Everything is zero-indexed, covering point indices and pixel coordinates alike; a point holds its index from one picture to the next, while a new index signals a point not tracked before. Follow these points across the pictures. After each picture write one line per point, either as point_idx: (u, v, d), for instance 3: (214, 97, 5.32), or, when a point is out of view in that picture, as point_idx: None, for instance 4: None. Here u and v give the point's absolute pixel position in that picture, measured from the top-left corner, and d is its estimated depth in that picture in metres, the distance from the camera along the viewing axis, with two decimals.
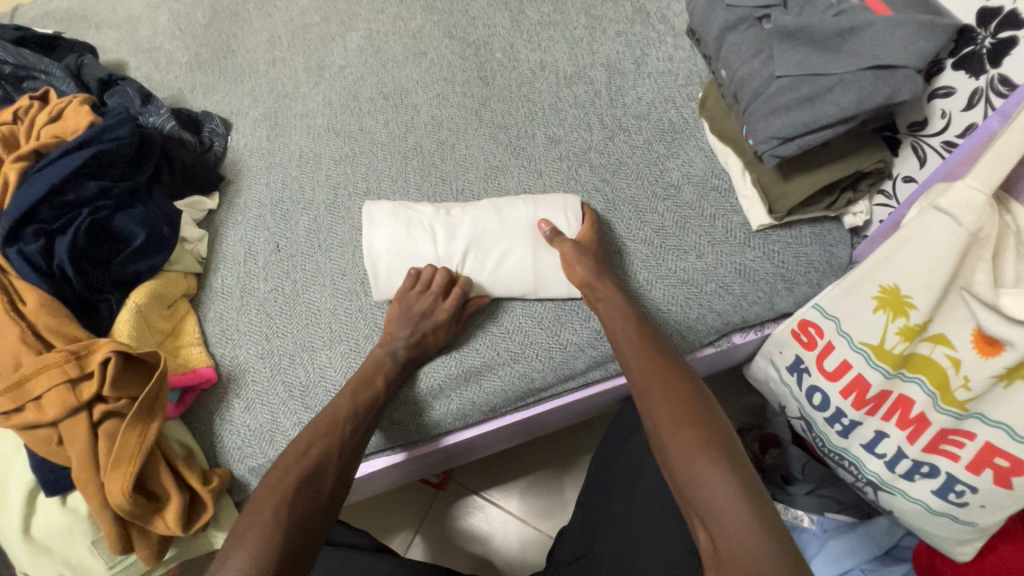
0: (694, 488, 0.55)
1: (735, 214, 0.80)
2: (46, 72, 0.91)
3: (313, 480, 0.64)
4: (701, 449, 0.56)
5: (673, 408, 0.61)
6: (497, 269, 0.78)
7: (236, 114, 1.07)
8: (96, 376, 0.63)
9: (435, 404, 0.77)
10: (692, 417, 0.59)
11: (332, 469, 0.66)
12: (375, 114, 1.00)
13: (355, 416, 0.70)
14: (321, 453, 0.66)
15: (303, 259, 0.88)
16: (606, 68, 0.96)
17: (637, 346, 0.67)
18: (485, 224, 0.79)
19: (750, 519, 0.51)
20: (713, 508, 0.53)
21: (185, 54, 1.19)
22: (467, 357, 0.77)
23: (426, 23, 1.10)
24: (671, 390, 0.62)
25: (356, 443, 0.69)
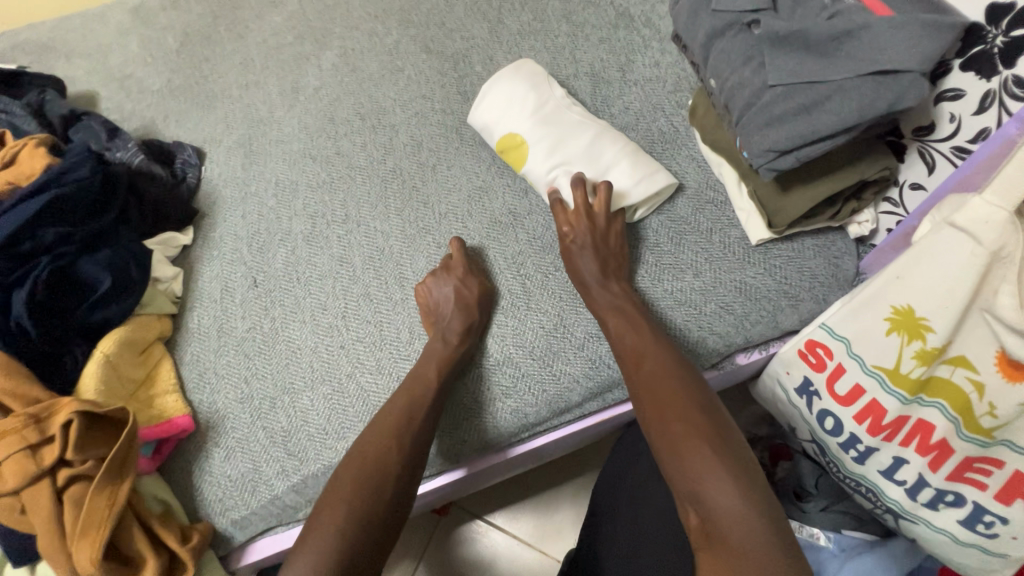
0: (686, 471, 0.54)
1: (732, 228, 0.75)
2: (7, 111, 0.87)
3: (371, 493, 0.60)
4: (689, 430, 0.56)
5: (658, 394, 0.60)
6: (550, 162, 0.81)
7: (209, 142, 1.03)
8: (58, 440, 0.59)
9: (492, 404, 0.72)
10: (680, 398, 0.59)
11: (394, 475, 0.62)
12: (352, 137, 0.96)
13: (407, 415, 0.67)
14: (377, 455, 0.63)
15: (282, 293, 0.84)
16: (591, 77, 0.92)
17: (626, 334, 0.67)
18: (583, 133, 0.82)
19: (743, 503, 0.50)
20: (703, 491, 0.52)
21: (157, 81, 1.15)
22: (516, 346, 0.74)
23: (402, 37, 1.06)
24: (659, 375, 0.62)
25: (414, 450, 0.65)
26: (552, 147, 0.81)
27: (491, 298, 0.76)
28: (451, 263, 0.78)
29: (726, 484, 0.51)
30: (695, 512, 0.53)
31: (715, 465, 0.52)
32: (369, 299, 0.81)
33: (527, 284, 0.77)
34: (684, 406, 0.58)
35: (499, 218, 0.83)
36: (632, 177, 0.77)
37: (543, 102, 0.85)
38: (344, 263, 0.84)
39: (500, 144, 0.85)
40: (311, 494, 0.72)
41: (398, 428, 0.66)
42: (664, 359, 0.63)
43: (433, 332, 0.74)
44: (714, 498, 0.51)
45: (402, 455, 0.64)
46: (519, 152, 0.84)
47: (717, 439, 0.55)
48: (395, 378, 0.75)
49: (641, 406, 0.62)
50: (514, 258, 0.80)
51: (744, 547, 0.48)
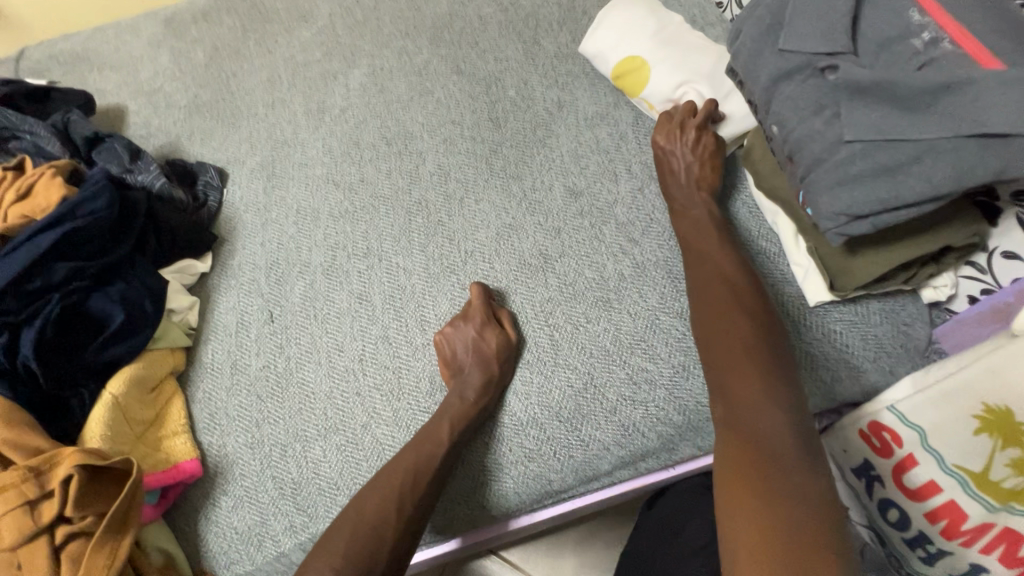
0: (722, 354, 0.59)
1: (787, 284, 0.68)
2: (31, 131, 0.85)
3: (360, 570, 0.58)
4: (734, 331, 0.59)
5: (714, 285, 0.64)
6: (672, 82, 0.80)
7: (233, 163, 1.00)
8: (57, 496, 0.56)
9: (505, 471, 0.67)
10: (734, 302, 0.62)
11: (387, 548, 0.60)
12: (377, 163, 0.92)
13: (412, 479, 0.63)
14: (377, 513, 0.61)
15: (298, 331, 0.80)
16: (634, 108, 0.87)
17: (697, 246, 0.69)
18: (705, 54, 0.80)
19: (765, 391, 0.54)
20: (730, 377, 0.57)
21: (184, 96, 1.13)
22: (537, 407, 0.68)
23: (432, 57, 1.01)
24: (719, 282, 0.64)
25: (414, 517, 0.62)
26: (676, 68, 0.80)
27: (515, 348, 0.71)
28: (469, 312, 0.73)
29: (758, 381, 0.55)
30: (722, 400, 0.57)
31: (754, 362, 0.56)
32: (388, 342, 0.76)
33: (555, 336, 0.71)
34: (739, 310, 0.61)
35: (528, 260, 0.78)
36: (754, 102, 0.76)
37: (662, 25, 0.83)
38: (363, 301, 0.80)
39: (615, 70, 0.84)
40: None
41: (400, 492, 0.62)
42: (728, 264, 0.66)
43: (452, 386, 0.70)
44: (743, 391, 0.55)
45: (402, 525, 0.61)
46: (638, 77, 0.83)
47: (757, 338, 0.58)
48: (412, 432, 0.70)
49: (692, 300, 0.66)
50: (543, 306, 0.74)
51: (758, 420, 0.53)
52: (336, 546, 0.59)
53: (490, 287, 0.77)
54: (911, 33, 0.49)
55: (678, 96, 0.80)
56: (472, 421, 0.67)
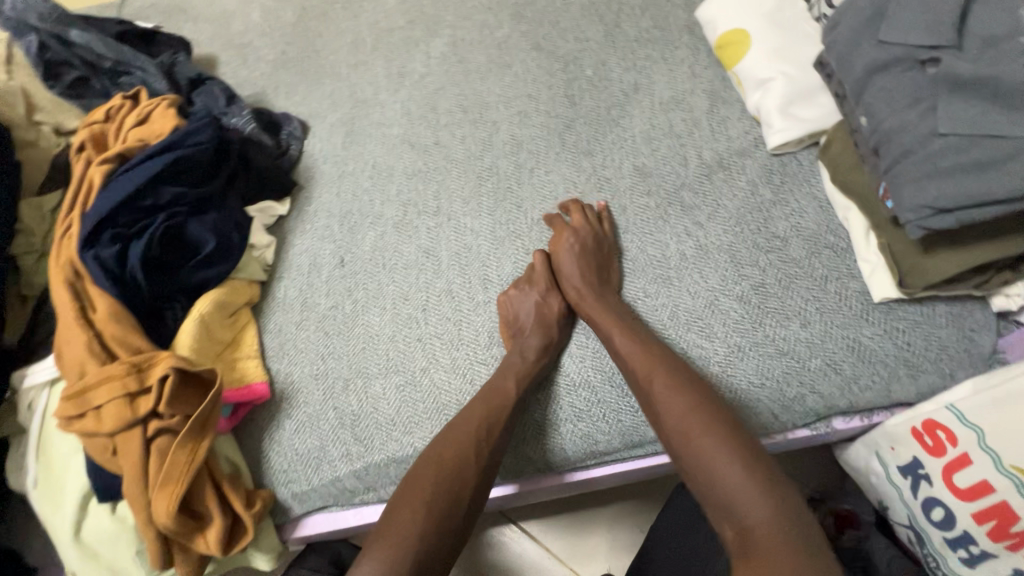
0: (710, 478, 0.55)
1: (852, 280, 0.69)
2: (141, 69, 0.90)
3: (447, 505, 0.60)
4: (714, 453, 0.55)
5: (677, 409, 0.60)
6: (762, 67, 0.79)
7: (314, 117, 1.05)
8: (154, 392, 0.62)
9: (561, 427, 0.70)
10: (700, 419, 0.58)
11: (470, 483, 0.62)
12: (452, 129, 0.96)
13: (489, 421, 0.65)
14: (457, 453, 0.63)
15: (366, 277, 0.84)
16: (710, 95, 0.88)
17: (636, 350, 0.65)
18: (806, 51, 0.78)
19: (769, 512, 0.51)
20: (732, 499, 0.53)
21: (272, 52, 1.19)
22: (595, 372, 0.71)
23: (513, 32, 1.04)
24: (682, 403, 0.60)
25: (490, 458, 0.64)
26: (771, 53, 0.79)
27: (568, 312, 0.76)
28: (533, 276, 0.77)
29: (763, 506, 0.51)
30: (732, 529, 0.52)
31: (749, 482, 0.52)
32: (451, 295, 0.80)
33: None
34: (712, 429, 0.57)
35: None
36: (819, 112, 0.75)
37: (782, 9, 0.82)
38: (430, 256, 0.84)
39: (720, 39, 0.85)
40: (370, 481, 0.73)
41: (478, 433, 0.64)
42: (679, 379, 0.62)
43: (510, 344, 0.72)
44: (757, 523, 0.51)
45: (482, 463, 0.63)
46: (737, 49, 0.83)
47: (739, 447, 0.55)
48: (468, 381, 0.74)
49: (659, 417, 0.61)
50: None
51: (772, 549, 0.48)
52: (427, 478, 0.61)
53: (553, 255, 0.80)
54: (1020, 32, 0.50)
55: (761, 79, 0.79)
56: (535, 376, 0.70)
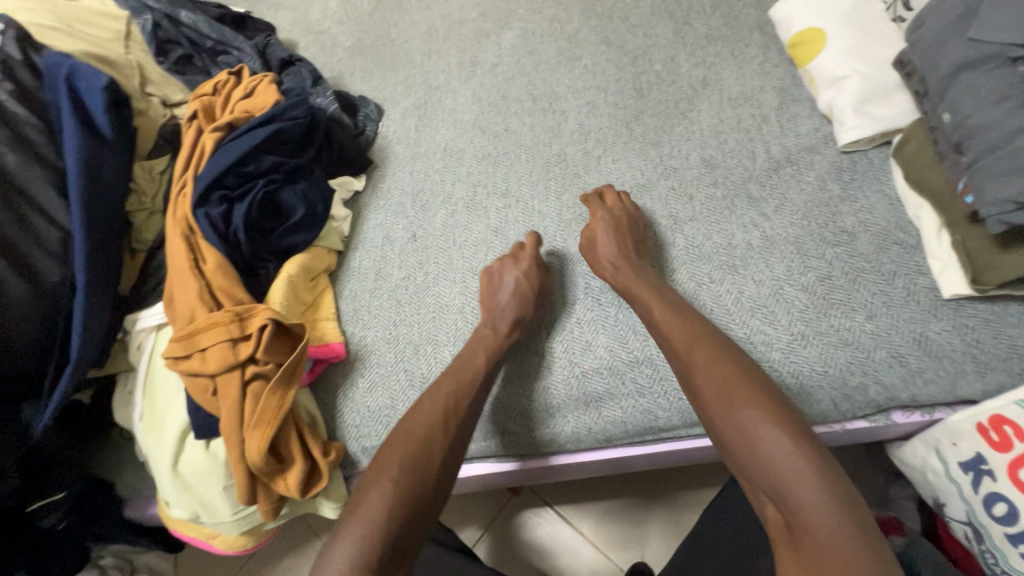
0: (754, 453, 0.55)
1: (920, 276, 0.70)
2: (239, 48, 0.98)
3: (416, 483, 0.61)
4: (758, 430, 0.56)
5: (717, 384, 0.61)
6: (838, 65, 0.81)
7: (389, 102, 1.11)
8: (253, 339, 0.68)
9: (554, 402, 0.75)
10: (741, 395, 0.59)
11: (436, 461, 0.63)
12: (522, 116, 1.00)
13: (456, 399, 0.68)
14: (425, 432, 0.65)
15: (437, 252, 0.89)
16: (779, 93, 0.90)
17: (665, 326, 0.68)
18: (884, 52, 0.80)
19: (814, 488, 0.52)
20: (777, 477, 0.53)
21: (349, 39, 1.25)
22: (594, 350, 0.75)
23: (583, 27, 1.08)
24: (723, 380, 0.60)
25: (456, 438, 0.66)
26: (848, 52, 0.81)
27: (541, 287, 0.79)
28: (521, 254, 0.81)
29: (810, 483, 0.52)
30: (775, 506, 0.54)
31: (795, 458, 0.53)
32: None
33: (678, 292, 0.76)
34: (757, 405, 0.58)
35: (659, 220, 0.83)
36: (894, 112, 0.77)
37: (861, 9, 0.83)
38: (499, 235, 0.88)
39: (794, 37, 0.87)
40: None
41: (445, 411, 0.67)
42: (721, 353, 0.63)
43: (484, 316, 0.77)
44: (804, 501, 0.51)
45: (449, 444, 0.65)
46: (811, 48, 0.84)
47: (784, 424, 0.56)
48: (533, 353, 0.78)
49: (695, 393, 0.62)
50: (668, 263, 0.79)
51: (815, 528, 0.50)
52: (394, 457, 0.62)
53: None
54: None
55: (835, 78, 0.81)
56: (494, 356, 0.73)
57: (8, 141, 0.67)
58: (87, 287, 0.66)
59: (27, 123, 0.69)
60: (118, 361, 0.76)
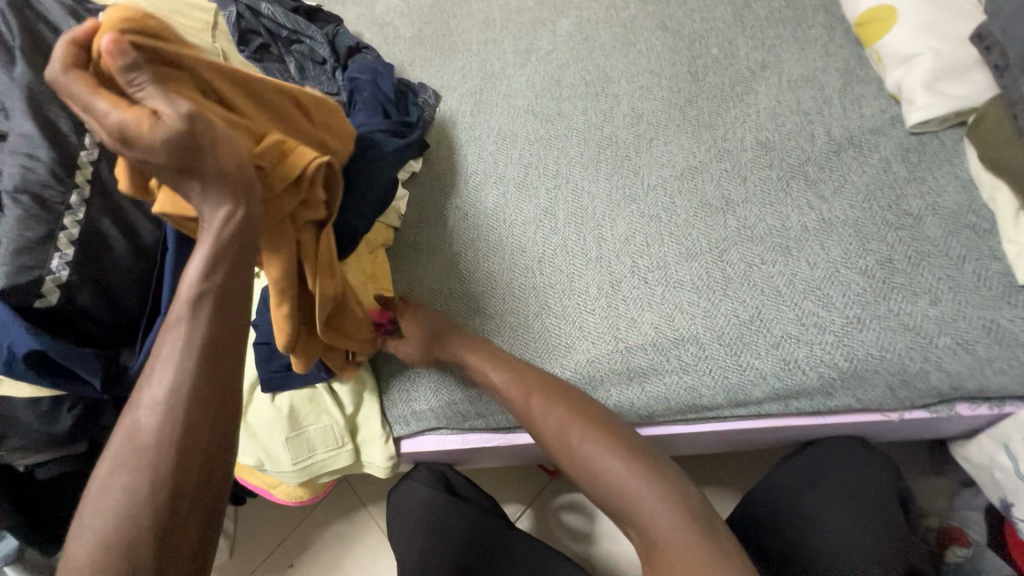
0: (602, 486, 0.61)
1: (993, 261, 0.67)
2: (311, 37, 1.06)
3: (129, 513, 0.45)
4: (602, 460, 0.62)
5: (555, 429, 0.66)
6: (909, 42, 0.77)
7: (445, 89, 1.15)
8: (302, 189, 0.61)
9: (462, 419, 0.82)
10: (576, 435, 0.64)
11: (152, 471, 0.46)
12: (574, 101, 1.01)
13: (168, 388, 0.48)
14: (132, 447, 0.47)
15: (488, 230, 0.92)
16: (843, 74, 0.87)
17: (505, 380, 0.72)
18: (960, 26, 0.76)
19: (651, 499, 0.58)
20: (624, 498, 0.60)
21: (409, 29, 1.29)
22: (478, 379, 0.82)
23: (638, 13, 1.07)
24: (559, 423, 0.66)
25: (179, 451, 0.46)
26: (922, 27, 0.77)
27: (187, 143, 0.45)
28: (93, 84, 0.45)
29: (650, 497, 0.58)
30: (635, 530, 0.59)
31: (631, 476, 0.60)
32: (566, 250, 0.85)
33: (727, 271, 0.76)
34: (594, 439, 0.63)
35: (709, 201, 0.82)
36: (962, 89, 0.74)
37: None
38: (549, 215, 0.90)
39: (860, 18, 0.84)
40: (483, 409, 0.81)
41: (151, 411, 0.47)
42: (552, 395, 0.68)
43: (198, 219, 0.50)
44: (646, 513, 0.58)
45: (165, 434, 0.47)
46: (879, 27, 0.81)
47: (619, 446, 0.62)
48: (579, 328, 0.79)
49: (545, 445, 0.67)
50: (718, 243, 0.78)
51: (665, 541, 0.56)
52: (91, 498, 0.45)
53: (638, 223, 0.84)
54: None
55: (907, 54, 0.77)
56: (206, 306, 0.49)
57: None
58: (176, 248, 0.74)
59: None
60: None
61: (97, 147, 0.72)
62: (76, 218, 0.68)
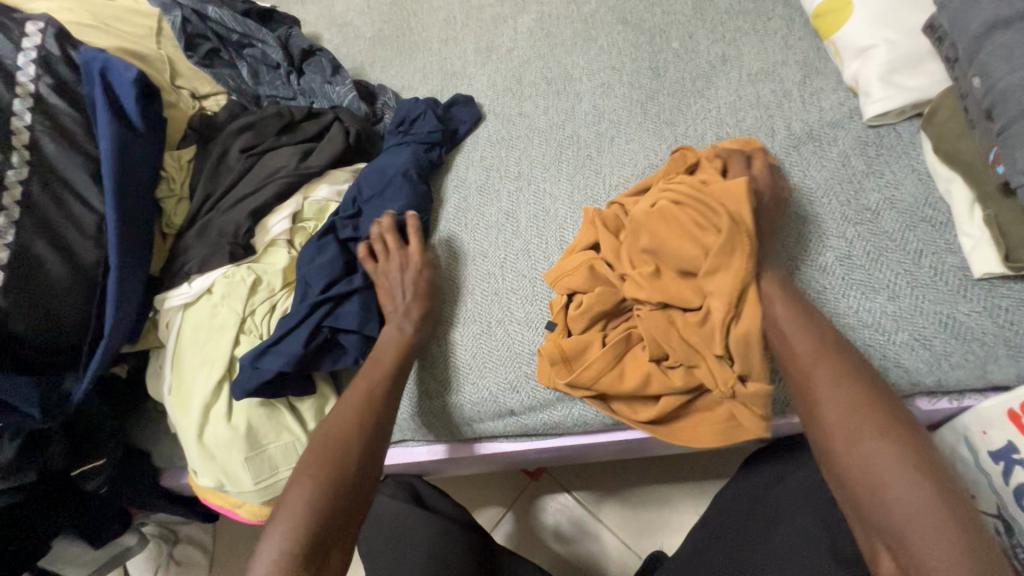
0: (879, 503, 0.51)
1: (950, 254, 0.67)
2: (263, 40, 1.03)
3: (334, 479, 0.63)
4: (885, 476, 0.51)
5: (850, 419, 0.55)
6: (866, 34, 0.76)
7: (406, 90, 1.13)
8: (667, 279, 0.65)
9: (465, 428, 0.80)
10: (877, 434, 0.53)
11: (352, 458, 0.65)
12: (535, 100, 0.99)
13: (370, 394, 0.70)
14: (338, 437, 0.66)
15: (449, 235, 0.90)
16: (802, 67, 0.86)
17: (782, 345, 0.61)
18: (915, 16, 0.75)
19: (948, 552, 0.47)
20: (903, 531, 0.49)
21: (369, 28, 1.24)
22: (493, 384, 0.78)
23: (599, 6, 1.04)
24: (858, 413, 0.55)
25: (365, 446, 0.66)
26: (877, 18, 0.76)
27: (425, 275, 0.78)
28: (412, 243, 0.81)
29: (941, 540, 0.48)
30: (892, 559, 0.51)
31: (923, 508, 0.49)
32: (528, 254, 0.84)
33: None
34: (893, 449, 0.52)
35: None
36: (917, 81, 0.73)
37: None
38: (510, 218, 0.88)
39: (817, 9, 0.83)
40: (449, 418, 0.79)
41: (357, 416, 0.68)
42: (851, 374, 0.57)
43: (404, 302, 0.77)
44: (927, 556, 0.48)
45: (359, 434, 0.67)
46: (836, 17, 0.80)
47: (923, 473, 0.51)
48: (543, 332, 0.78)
49: (813, 422, 0.57)
50: None
51: None
52: (304, 466, 0.64)
53: None
54: None
55: (864, 47, 0.76)
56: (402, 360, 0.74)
57: (48, 132, 0.72)
58: (119, 267, 0.71)
59: (65, 114, 0.74)
60: (148, 338, 0.82)
61: (27, 165, 0.69)
62: (5, 240, 0.65)
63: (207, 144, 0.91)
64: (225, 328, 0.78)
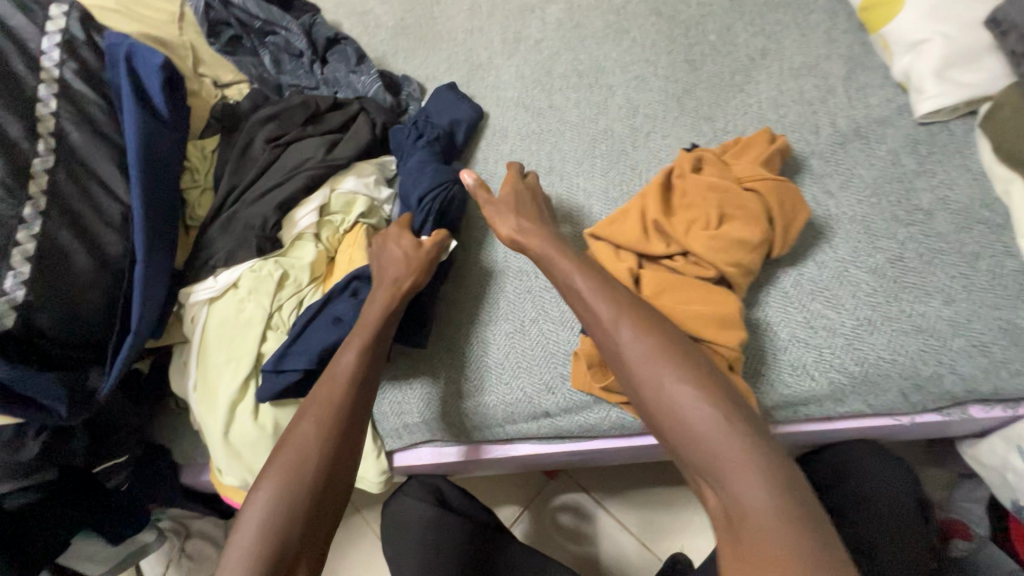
0: (693, 442, 0.53)
1: (1009, 258, 0.64)
2: (287, 28, 1.00)
3: (298, 488, 0.58)
4: (680, 413, 0.54)
5: (651, 367, 0.56)
6: (921, 26, 0.73)
7: (431, 81, 1.10)
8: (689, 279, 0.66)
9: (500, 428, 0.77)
10: (676, 375, 0.55)
11: (313, 457, 0.60)
12: (566, 93, 0.96)
13: (335, 391, 0.65)
14: (303, 438, 0.61)
15: (479, 230, 0.87)
16: (847, 61, 0.83)
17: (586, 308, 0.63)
18: (974, 8, 0.72)
19: (760, 476, 0.48)
20: (717, 465, 0.51)
21: (391, 18, 1.21)
22: (527, 386, 0.75)
23: None
24: (646, 355, 0.57)
25: (336, 445, 0.62)
26: (933, 10, 0.73)
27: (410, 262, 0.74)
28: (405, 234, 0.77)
29: (736, 455, 0.50)
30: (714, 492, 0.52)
31: (720, 433, 0.51)
32: None
33: None
34: (685, 382, 0.55)
35: None
36: (974, 76, 0.71)
37: None
38: None
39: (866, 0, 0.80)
40: (484, 419, 0.77)
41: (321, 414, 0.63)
42: (644, 321, 0.60)
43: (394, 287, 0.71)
44: (740, 484, 0.49)
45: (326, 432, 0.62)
46: (888, 9, 0.77)
47: (726, 407, 0.53)
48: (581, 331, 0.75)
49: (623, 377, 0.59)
50: None
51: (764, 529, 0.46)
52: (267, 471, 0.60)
53: None
54: None
55: (918, 39, 0.73)
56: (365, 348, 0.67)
57: (72, 119, 0.69)
58: (145, 260, 0.68)
59: (89, 101, 0.72)
60: (173, 334, 0.80)
61: (52, 153, 0.67)
62: (31, 231, 0.63)
63: (231, 134, 0.89)
64: (252, 323, 0.76)
